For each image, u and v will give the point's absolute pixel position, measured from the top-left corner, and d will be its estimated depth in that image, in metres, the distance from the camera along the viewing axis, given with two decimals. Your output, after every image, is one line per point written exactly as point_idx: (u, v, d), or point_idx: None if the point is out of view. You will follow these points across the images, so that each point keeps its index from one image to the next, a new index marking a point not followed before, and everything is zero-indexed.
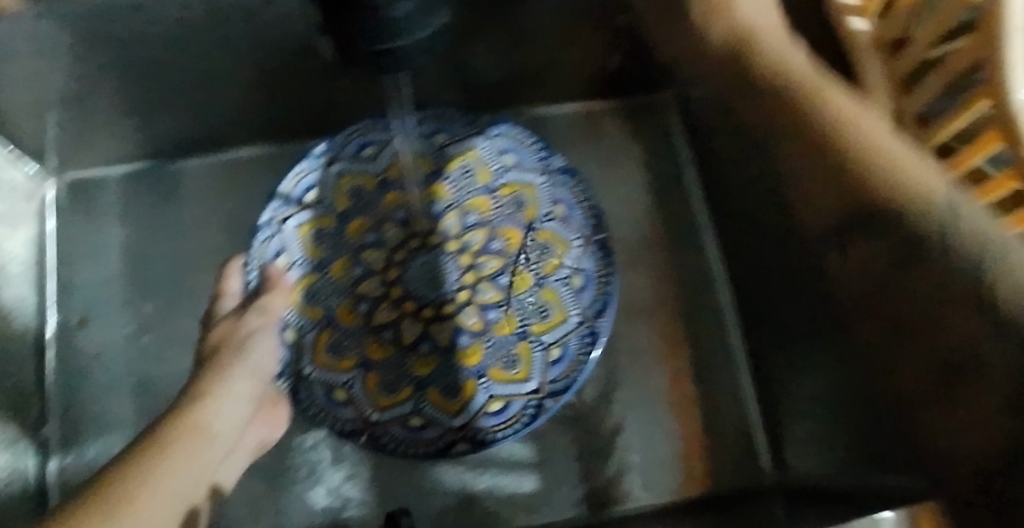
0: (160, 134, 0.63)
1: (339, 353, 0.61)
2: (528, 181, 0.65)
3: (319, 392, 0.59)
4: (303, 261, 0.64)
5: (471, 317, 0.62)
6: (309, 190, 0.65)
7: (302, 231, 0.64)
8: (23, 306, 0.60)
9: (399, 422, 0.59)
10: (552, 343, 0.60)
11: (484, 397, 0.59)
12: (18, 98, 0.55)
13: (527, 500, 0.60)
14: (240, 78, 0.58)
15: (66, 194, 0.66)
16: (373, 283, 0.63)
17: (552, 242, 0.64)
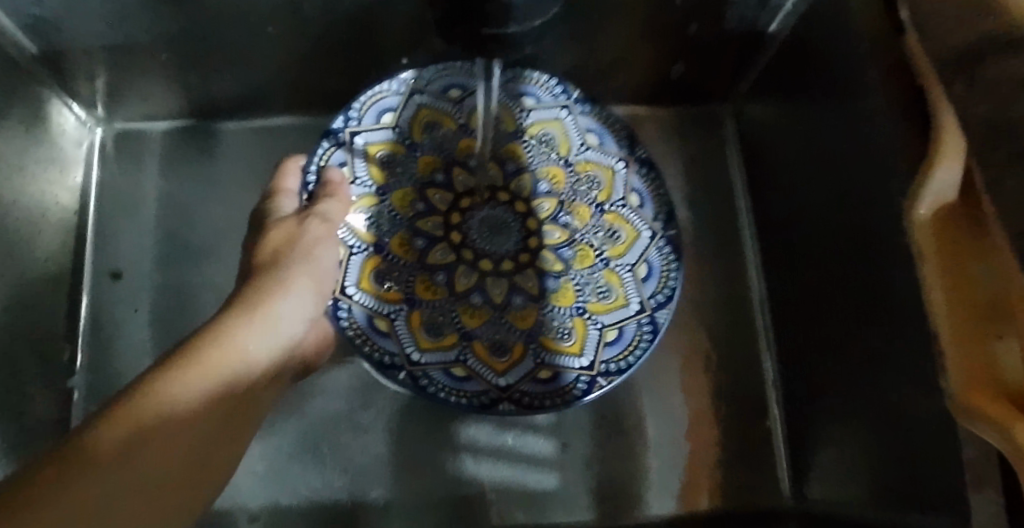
0: (216, 94, 0.62)
1: (385, 284, 0.56)
2: (606, 162, 0.61)
3: (360, 316, 0.54)
4: (366, 179, 0.59)
5: (529, 281, 0.59)
6: (385, 113, 0.59)
7: (370, 150, 0.58)
8: (57, 256, 0.58)
9: (441, 368, 0.53)
10: (609, 325, 0.56)
11: (533, 363, 0.55)
12: (81, 43, 0.55)
13: (547, 498, 0.59)
14: (306, 46, 0.58)
15: (112, 144, 0.64)
16: (432, 225, 0.60)
17: (621, 228, 0.60)
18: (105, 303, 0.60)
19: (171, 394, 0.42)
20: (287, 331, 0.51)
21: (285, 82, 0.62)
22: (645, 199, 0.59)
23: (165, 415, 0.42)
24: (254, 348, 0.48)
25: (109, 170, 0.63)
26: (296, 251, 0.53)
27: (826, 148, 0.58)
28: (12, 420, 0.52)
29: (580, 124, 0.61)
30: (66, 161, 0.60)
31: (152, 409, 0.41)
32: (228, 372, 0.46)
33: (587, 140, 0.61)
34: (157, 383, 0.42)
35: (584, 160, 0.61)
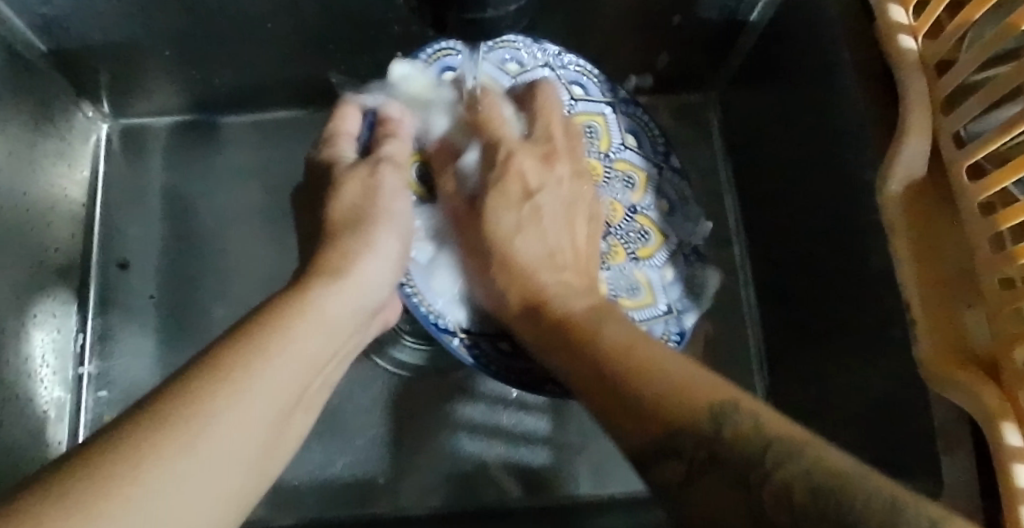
0: (218, 89, 0.65)
1: (439, 247, 0.55)
2: (644, 166, 0.62)
3: (419, 280, 0.53)
4: (422, 134, 0.57)
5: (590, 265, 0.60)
6: (446, 71, 0.58)
7: (428, 107, 0.58)
8: (66, 244, 0.61)
9: (490, 340, 0.52)
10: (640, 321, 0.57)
11: None
12: (87, 39, 0.57)
13: (533, 472, 0.61)
14: (305, 41, 0.60)
15: (119, 138, 0.67)
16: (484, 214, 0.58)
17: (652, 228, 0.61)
18: (112, 293, 0.63)
19: (261, 365, 0.35)
20: (370, 301, 0.46)
21: (284, 77, 0.64)
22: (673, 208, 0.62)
23: (258, 390, 0.34)
24: (344, 309, 0.44)
25: (115, 166, 0.66)
26: (379, 208, 0.50)
27: (804, 133, 0.61)
28: (24, 403, 0.54)
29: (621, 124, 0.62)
30: (75, 156, 0.62)
31: (237, 378, 0.34)
32: (317, 343, 0.40)
33: (626, 141, 0.62)
34: (242, 356, 0.35)
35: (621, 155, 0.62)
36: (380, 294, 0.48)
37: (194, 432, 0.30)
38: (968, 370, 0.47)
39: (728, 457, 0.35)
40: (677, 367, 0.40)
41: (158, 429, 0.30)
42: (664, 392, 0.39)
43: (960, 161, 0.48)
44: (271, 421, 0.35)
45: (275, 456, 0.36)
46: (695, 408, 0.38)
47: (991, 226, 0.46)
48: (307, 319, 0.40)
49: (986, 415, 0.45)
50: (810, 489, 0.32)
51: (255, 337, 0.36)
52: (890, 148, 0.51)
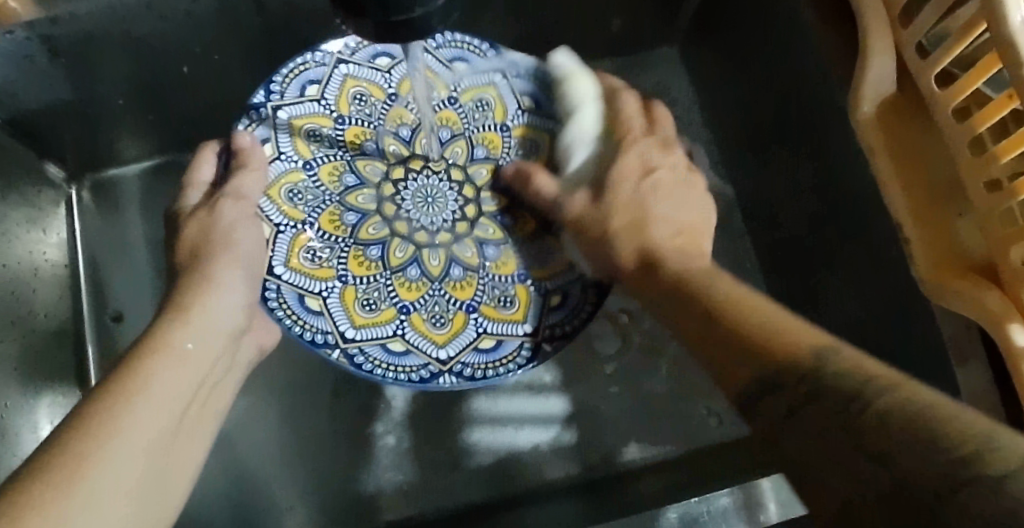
0: (179, 126, 0.64)
1: (317, 261, 0.49)
2: (543, 127, 0.56)
3: (290, 296, 0.47)
4: (292, 155, 0.51)
5: (488, 230, 0.54)
6: (310, 84, 0.52)
7: (295, 125, 0.52)
8: (53, 308, 0.61)
9: (378, 344, 0.47)
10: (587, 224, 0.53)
11: (528, 309, 0.50)
12: (35, 104, 0.57)
13: (567, 450, 0.61)
14: (255, 65, 0.60)
15: (90, 194, 0.66)
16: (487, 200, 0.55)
17: (535, 136, 0.56)
18: (110, 348, 0.63)
19: (121, 416, 0.36)
20: (227, 325, 0.46)
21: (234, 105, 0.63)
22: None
23: (135, 432, 0.36)
24: (198, 341, 0.44)
25: (89, 222, 0.66)
26: (217, 240, 0.47)
27: (766, 67, 0.59)
28: None
29: (518, 89, 0.56)
30: (46, 220, 0.62)
31: (114, 425, 0.36)
32: (189, 371, 0.42)
33: (522, 104, 0.57)
34: (112, 406, 0.36)
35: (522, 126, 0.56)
36: (238, 315, 0.47)
37: (78, 487, 0.32)
38: (969, 281, 0.46)
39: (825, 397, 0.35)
40: (814, 342, 0.38)
41: (47, 492, 0.31)
42: (798, 360, 0.37)
43: (928, 70, 0.46)
44: (156, 450, 0.37)
45: (178, 468, 0.39)
46: (797, 353, 0.38)
47: (965, 132, 0.45)
48: (177, 357, 0.42)
49: (990, 320, 0.44)
50: (882, 416, 0.32)
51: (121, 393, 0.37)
52: (855, 70, 0.50)
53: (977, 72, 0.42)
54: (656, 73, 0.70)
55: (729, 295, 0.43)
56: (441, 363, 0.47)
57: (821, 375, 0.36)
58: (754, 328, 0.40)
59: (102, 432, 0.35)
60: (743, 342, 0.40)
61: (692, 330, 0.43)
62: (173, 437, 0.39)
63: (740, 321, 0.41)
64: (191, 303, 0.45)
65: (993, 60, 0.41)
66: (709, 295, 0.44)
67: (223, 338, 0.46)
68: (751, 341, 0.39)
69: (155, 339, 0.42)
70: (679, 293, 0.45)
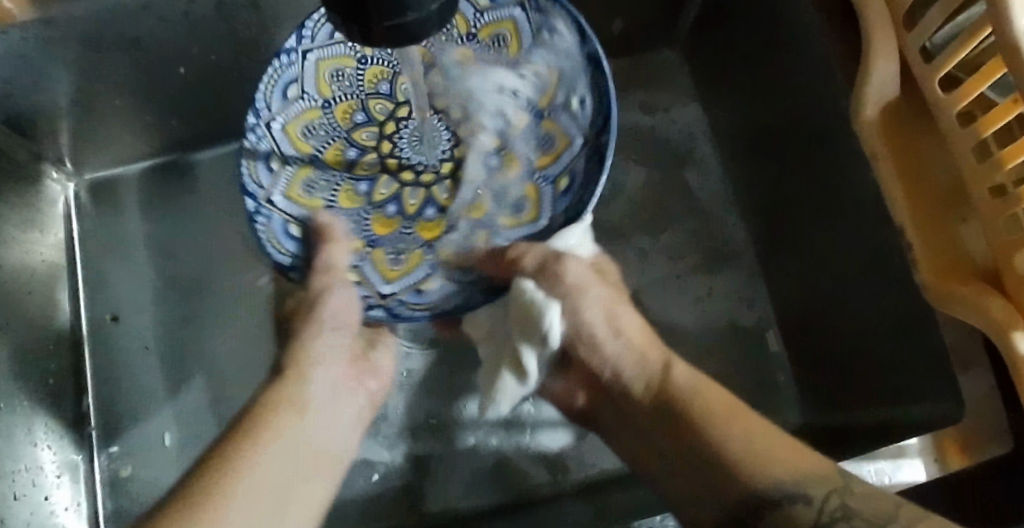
0: (177, 127, 0.64)
1: (347, 233, 0.56)
2: (556, 60, 0.54)
3: (329, 264, 0.54)
4: (296, 156, 0.55)
5: (488, 161, 0.58)
6: (291, 84, 0.54)
7: (321, 64, 0.55)
8: (51, 309, 0.61)
9: (411, 290, 0.54)
10: (559, 174, 0.54)
11: (548, 187, 0.55)
12: (34, 106, 0.57)
13: (562, 454, 0.61)
14: (252, 66, 0.59)
15: (88, 195, 0.66)
16: (479, 142, 0.58)
17: (547, 70, 0.55)
18: (108, 348, 0.63)
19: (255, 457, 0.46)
20: (331, 367, 0.55)
21: (232, 105, 0.63)
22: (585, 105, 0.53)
23: (255, 476, 0.44)
24: (319, 394, 0.53)
25: (88, 222, 0.65)
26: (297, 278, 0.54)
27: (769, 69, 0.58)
28: (35, 472, 0.54)
29: (535, 22, 0.54)
30: (43, 221, 0.62)
31: (249, 462, 0.45)
32: (309, 422, 0.51)
33: (538, 38, 0.54)
34: (246, 449, 0.46)
35: (534, 62, 0.55)
36: (338, 362, 0.56)
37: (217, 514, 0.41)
38: (973, 287, 0.45)
39: (767, 518, 0.40)
40: (778, 472, 0.41)
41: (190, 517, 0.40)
42: (749, 489, 0.42)
43: (932, 74, 0.46)
44: (282, 486, 0.46)
45: (305, 489, 0.48)
46: (763, 477, 0.41)
47: (972, 137, 0.44)
48: (296, 408, 0.51)
49: (995, 327, 0.43)
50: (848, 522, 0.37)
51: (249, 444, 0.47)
52: (859, 73, 0.49)
53: (983, 75, 0.41)
54: (658, 73, 0.69)
55: (699, 422, 0.47)
56: (380, 297, 0.55)
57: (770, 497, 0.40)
58: (718, 441, 0.45)
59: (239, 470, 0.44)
60: (709, 463, 0.45)
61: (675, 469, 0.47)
62: (297, 473, 0.48)
63: (708, 435, 0.46)
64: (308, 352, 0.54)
65: (1000, 64, 0.40)
66: (693, 421, 0.48)
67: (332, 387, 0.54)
68: (710, 460, 0.45)
69: (283, 393, 0.51)
70: (673, 443, 0.49)
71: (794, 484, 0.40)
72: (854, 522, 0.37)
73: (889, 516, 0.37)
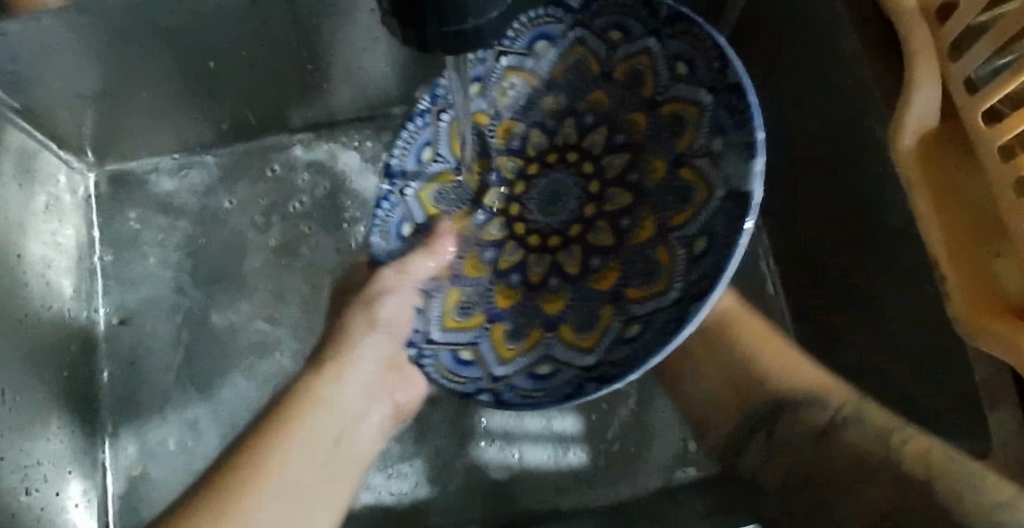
0: (200, 122, 0.63)
1: (467, 309, 0.49)
2: (638, 49, 0.45)
3: (445, 356, 0.47)
4: (425, 219, 0.52)
5: (601, 234, 0.47)
6: (423, 146, 0.51)
7: (422, 194, 0.52)
8: (65, 303, 0.60)
9: (524, 372, 0.46)
10: (699, 232, 0.40)
11: (692, 236, 0.41)
12: (58, 93, 0.56)
13: (575, 471, 0.60)
14: (280, 65, 0.58)
15: (108, 187, 0.66)
16: (609, 167, 0.48)
17: (632, 64, 0.46)
18: (122, 344, 0.62)
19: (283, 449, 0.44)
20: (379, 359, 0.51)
21: (258, 103, 0.62)
22: (692, 62, 0.42)
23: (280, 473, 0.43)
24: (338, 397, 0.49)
25: (107, 215, 0.65)
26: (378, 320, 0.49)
27: (803, 94, 0.58)
28: (49, 467, 0.53)
29: (596, 29, 0.47)
30: (61, 212, 0.61)
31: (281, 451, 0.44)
32: (339, 419, 0.49)
33: (613, 39, 0.46)
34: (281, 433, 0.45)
35: (614, 61, 0.47)
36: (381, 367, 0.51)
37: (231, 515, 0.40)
38: (1002, 322, 0.43)
39: (844, 429, 0.40)
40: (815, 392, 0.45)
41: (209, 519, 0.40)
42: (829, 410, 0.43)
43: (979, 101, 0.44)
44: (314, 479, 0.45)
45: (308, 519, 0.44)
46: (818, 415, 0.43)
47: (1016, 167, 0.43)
48: (315, 410, 0.48)
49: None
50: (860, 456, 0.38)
51: (212, 503, 0.40)
52: (899, 99, 0.48)
53: None
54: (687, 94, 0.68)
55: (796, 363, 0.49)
56: (585, 373, 0.43)
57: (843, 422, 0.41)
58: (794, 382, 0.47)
59: (270, 464, 0.43)
60: (781, 391, 0.47)
61: (738, 403, 0.50)
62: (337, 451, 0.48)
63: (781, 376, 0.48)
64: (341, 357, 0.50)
65: None
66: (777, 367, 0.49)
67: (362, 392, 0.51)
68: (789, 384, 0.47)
69: (306, 395, 0.48)
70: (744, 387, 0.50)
71: (853, 412, 0.42)
72: (870, 430, 0.39)
73: (881, 447, 0.38)
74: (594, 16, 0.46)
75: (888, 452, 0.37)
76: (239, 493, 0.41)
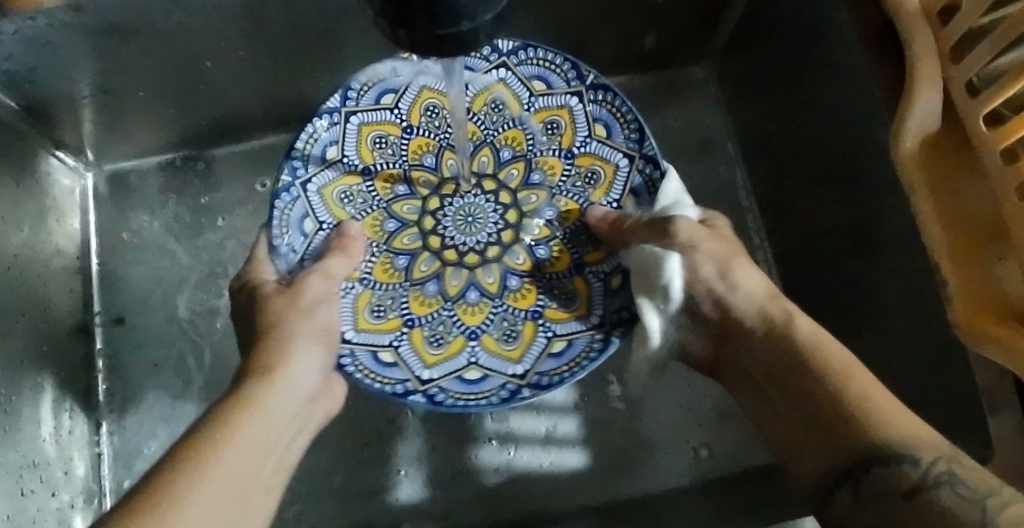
0: (197, 121, 0.63)
1: (382, 315, 0.52)
2: (563, 104, 0.56)
3: (364, 356, 0.50)
4: (329, 220, 0.54)
5: (518, 257, 0.55)
6: (330, 145, 0.54)
7: (324, 193, 0.54)
8: (63, 303, 0.59)
9: (454, 376, 0.49)
10: (611, 271, 0.54)
11: (599, 280, 0.53)
12: (54, 91, 0.56)
13: (571, 474, 0.60)
14: (278, 64, 0.58)
15: (105, 186, 0.65)
16: (526, 201, 0.57)
17: (557, 116, 0.56)
18: (119, 345, 0.62)
19: (237, 427, 0.40)
20: (307, 386, 0.46)
21: (254, 102, 0.62)
22: (612, 127, 0.55)
23: (235, 451, 0.38)
24: (302, 379, 0.45)
25: (105, 214, 0.65)
26: (300, 308, 0.47)
27: (804, 95, 0.57)
28: (45, 467, 0.53)
29: (524, 74, 0.56)
30: (59, 211, 0.61)
31: (234, 428, 0.39)
32: (279, 409, 0.43)
33: (534, 88, 0.56)
34: (229, 419, 0.40)
35: (536, 111, 0.57)
36: (316, 378, 0.46)
37: (176, 500, 0.34)
38: (1005, 328, 0.42)
39: (876, 470, 0.36)
40: (894, 432, 0.37)
41: (177, 475, 0.35)
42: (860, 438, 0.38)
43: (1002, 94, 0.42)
44: (255, 473, 0.39)
45: None
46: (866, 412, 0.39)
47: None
48: (271, 390, 0.43)
49: None
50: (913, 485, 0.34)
51: (176, 469, 0.35)
52: (900, 104, 0.47)
53: None
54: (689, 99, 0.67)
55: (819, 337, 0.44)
56: (518, 380, 0.49)
57: (871, 422, 0.38)
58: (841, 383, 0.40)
59: (218, 443, 0.38)
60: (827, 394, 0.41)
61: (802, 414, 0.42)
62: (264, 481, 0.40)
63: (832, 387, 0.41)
64: (276, 327, 0.47)
65: None
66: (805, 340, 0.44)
67: (312, 382, 0.46)
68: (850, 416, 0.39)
69: (262, 368, 0.45)
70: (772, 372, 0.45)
71: (904, 444, 0.36)
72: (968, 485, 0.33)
73: (975, 510, 0.31)
74: (522, 64, 0.56)
75: (907, 486, 0.34)
76: (209, 461, 0.37)
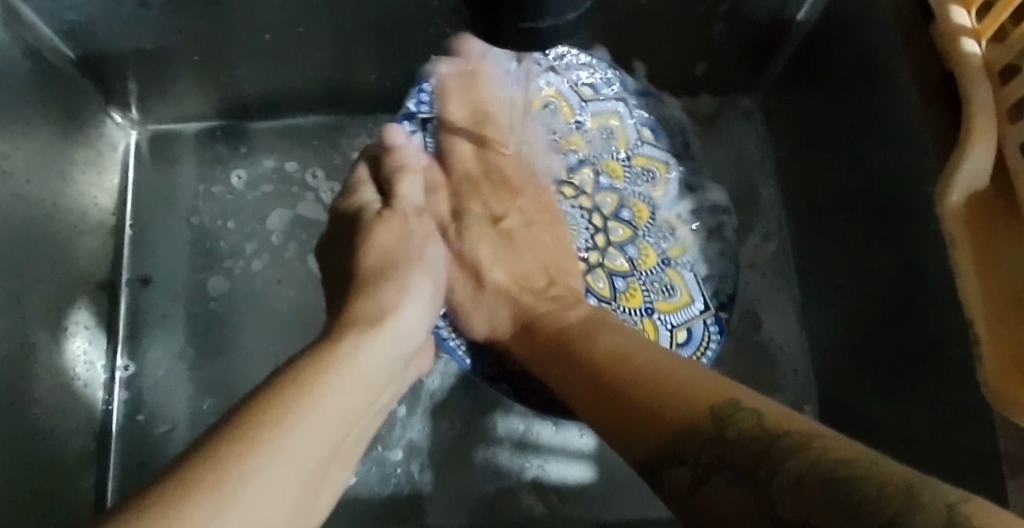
0: (247, 92, 0.63)
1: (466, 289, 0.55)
2: (661, 157, 0.60)
3: None
4: (434, 172, 0.58)
5: (599, 281, 0.57)
6: (450, 98, 0.58)
7: (435, 143, 0.58)
8: (94, 256, 0.59)
9: (535, 374, 0.51)
10: (679, 326, 0.55)
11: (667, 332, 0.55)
12: (112, 43, 0.56)
13: (576, 487, 0.59)
14: (336, 44, 0.59)
15: (146, 146, 0.66)
16: (614, 231, 0.59)
17: (652, 166, 0.60)
18: (140, 306, 0.62)
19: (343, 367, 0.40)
20: (406, 345, 0.46)
21: (305, 79, 0.62)
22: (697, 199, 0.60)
23: (347, 387, 0.39)
24: (385, 356, 0.43)
25: (144, 173, 0.65)
26: (409, 252, 0.51)
27: (853, 133, 0.57)
28: (54, 417, 0.53)
29: (637, 119, 0.60)
30: (100, 166, 0.62)
31: (347, 365, 0.40)
32: (371, 368, 0.42)
33: (642, 135, 0.61)
34: (335, 351, 0.40)
35: (641, 153, 0.60)
36: (416, 337, 0.47)
37: (285, 431, 0.34)
38: None
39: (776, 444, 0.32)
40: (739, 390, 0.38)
41: (287, 405, 0.35)
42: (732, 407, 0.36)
43: (522, 332, 0.52)
44: (365, 398, 0.41)
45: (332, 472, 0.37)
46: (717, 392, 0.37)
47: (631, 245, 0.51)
48: (381, 333, 0.44)
49: None
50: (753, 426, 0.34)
51: (287, 399, 0.35)
52: (951, 156, 0.46)
53: None
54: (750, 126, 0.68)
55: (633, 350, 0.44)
56: None
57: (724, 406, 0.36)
58: (693, 385, 0.38)
59: (331, 378, 0.39)
60: (682, 395, 0.38)
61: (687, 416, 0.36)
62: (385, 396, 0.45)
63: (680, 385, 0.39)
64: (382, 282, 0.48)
65: None
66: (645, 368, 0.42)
67: (411, 335, 0.46)
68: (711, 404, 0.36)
69: (362, 310, 0.45)
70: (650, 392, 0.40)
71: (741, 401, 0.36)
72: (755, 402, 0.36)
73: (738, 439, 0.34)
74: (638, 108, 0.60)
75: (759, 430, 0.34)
76: (310, 402, 0.36)
